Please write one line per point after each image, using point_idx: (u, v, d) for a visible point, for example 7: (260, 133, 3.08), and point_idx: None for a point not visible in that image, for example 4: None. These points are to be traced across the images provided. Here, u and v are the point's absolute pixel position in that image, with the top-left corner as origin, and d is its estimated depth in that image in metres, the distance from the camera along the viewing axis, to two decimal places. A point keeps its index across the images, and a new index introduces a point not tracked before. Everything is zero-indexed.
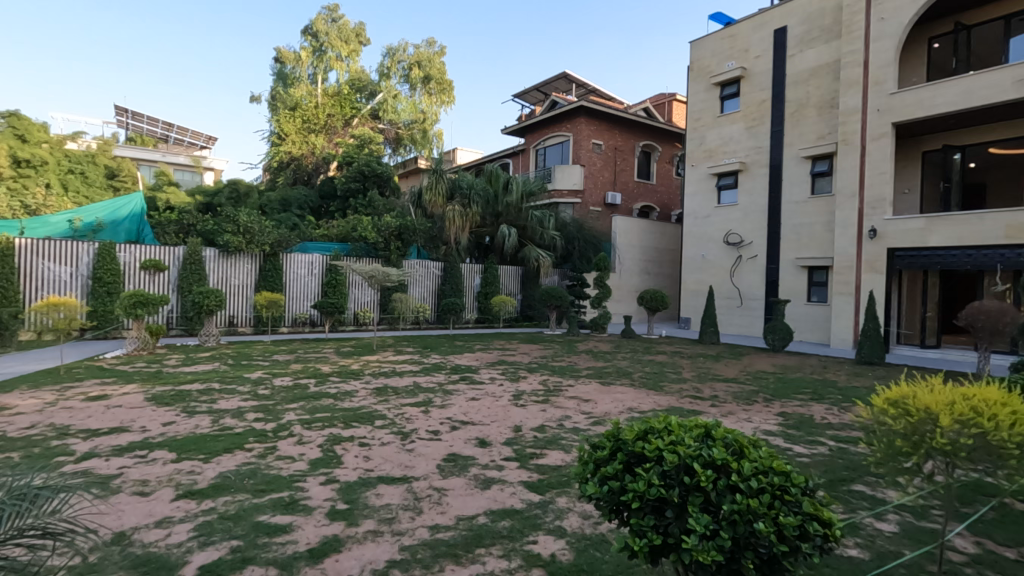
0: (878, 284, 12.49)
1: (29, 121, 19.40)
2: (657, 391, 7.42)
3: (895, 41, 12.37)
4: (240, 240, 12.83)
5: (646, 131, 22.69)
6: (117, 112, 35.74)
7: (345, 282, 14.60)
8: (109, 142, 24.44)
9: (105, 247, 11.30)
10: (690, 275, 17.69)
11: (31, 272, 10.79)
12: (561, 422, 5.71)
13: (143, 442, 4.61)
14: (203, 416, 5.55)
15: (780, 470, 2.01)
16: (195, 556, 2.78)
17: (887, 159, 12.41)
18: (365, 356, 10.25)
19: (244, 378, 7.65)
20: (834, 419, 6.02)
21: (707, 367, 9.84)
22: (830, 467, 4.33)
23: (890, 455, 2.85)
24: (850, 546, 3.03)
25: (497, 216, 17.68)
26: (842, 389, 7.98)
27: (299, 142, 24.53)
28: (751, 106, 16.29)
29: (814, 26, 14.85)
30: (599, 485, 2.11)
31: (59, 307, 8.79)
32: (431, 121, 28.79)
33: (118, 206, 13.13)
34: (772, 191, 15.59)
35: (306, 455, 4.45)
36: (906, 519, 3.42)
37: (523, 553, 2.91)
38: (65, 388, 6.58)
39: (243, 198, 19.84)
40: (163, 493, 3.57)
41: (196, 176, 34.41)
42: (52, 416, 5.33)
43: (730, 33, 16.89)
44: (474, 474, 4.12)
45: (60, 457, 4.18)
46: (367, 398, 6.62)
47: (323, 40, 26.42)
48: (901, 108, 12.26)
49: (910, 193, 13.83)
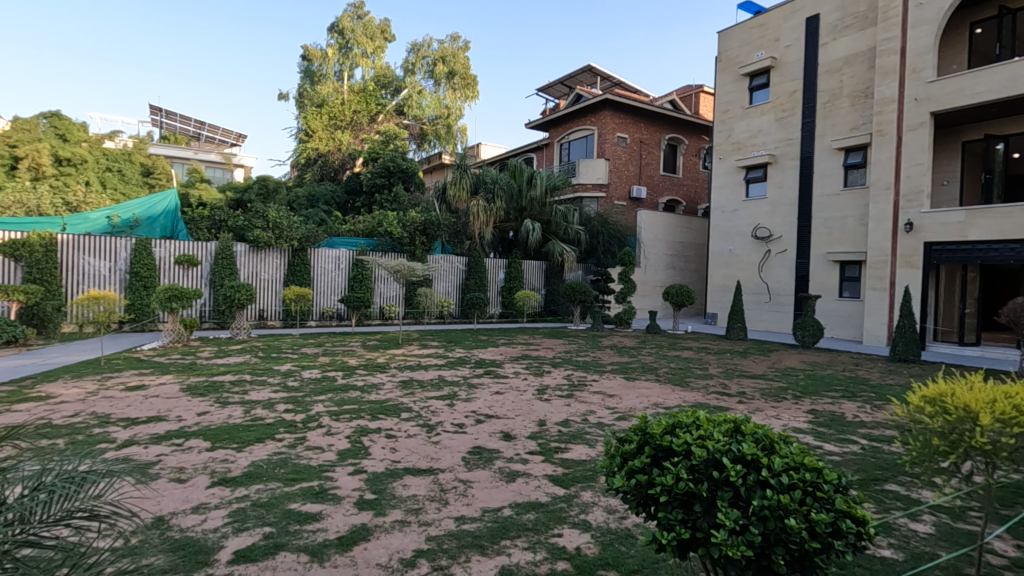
0: (914, 279, 12.10)
1: (69, 121, 20.15)
2: (682, 387, 7.33)
3: (935, 27, 11.92)
4: (270, 235, 13.08)
5: (672, 123, 22.35)
6: (152, 112, 36.95)
7: (371, 276, 14.79)
8: (145, 141, 25.14)
9: (142, 242, 11.68)
10: (717, 269, 17.41)
11: (72, 266, 11.19)
12: (585, 417, 5.69)
13: (179, 431, 4.76)
14: (236, 407, 5.70)
15: (812, 466, 1.96)
16: (230, 541, 2.87)
17: (925, 149, 11.97)
18: (391, 349, 10.40)
19: (274, 370, 7.84)
20: (867, 418, 5.86)
21: (734, 363, 9.71)
22: (863, 466, 4.23)
23: (927, 455, 2.78)
24: (884, 546, 2.96)
25: (522, 211, 17.70)
26: (875, 386, 7.75)
27: (325, 138, 24.73)
28: (781, 97, 15.90)
29: (848, 14, 14.40)
30: (627, 478, 2.10)
31: (99, 299, 9.09)
32: (455, 117, 28.99)
33: (154, 202, 13.48)
34: (803, 183, 15.23)
35: (334, 446, 4.53)
36: (942, 520, 3.32)
37: (549, 546, 2.92)
38: (105, 378, 6.85)
39: (272, 194, 20.44)
40: (198, 480, 3.69)
41: (227, 172, 35.40)
42: (94, 405, 5.55)
43: (761, 22, 16.53)
44: (499, 466, 4.16)
45: (102, 444, 4.36)
46: (393, 391, 6.72)
47: (349, 37, 26.74)
48: (940, 97, 11.81)
49: (949, 185, 13.37)
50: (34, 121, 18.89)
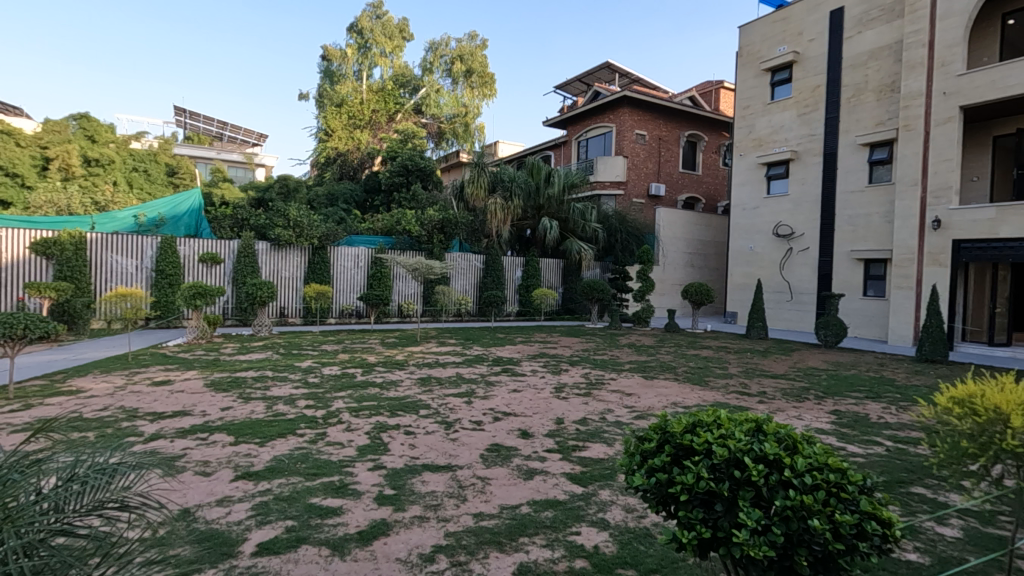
0: (942, 278, 11.81)
1: (97, 122, 20.70)
2: (701, 387, 7.26)
3: (964, 18, 11.60)
4: (291, 233, 13.28)
5: (692, 120, 22.11)
6: (176, 112, 37.69)
7: (390, 275, 14.90)
8: (169, 141, 25.64)
9: (167, 240, 11.96)
10: (737, 267, 17.21)
11: (101, 264, 11.48)
12: (603, 415, 5.67)
13: (203, 426, 4.87)
14: (258, 402, 5.81)
15: (836, 467, 1.94)
16: (254, 533, 2.92)
17: (953, 144, 11.65)
18: (409, 347, 10.48)
19: (295, 367, 7.96)
20: (892, 419, 5.75)
21: (754, 362, 9.58)
22: (888, 468, 4.15)
23: (956, 457, 2.71)
24: (910, 550, 2.90)
25: (539, 208, 17.69)
26: (901, 387, 7.59)
27: (345, 137, 24.93)
28: (804, 92, 15.62)
29: (874, 6, 14.08)
30: (647, 476, 2.09)
31: (126, 297, 9.30)
32: (473, 115, 29.10)
33: (178, 202, 13.75)
34: (827, 180, 14.94)
35: (354, 442, 4.59)
36: (971, 524, 3.25)
37: (566, 543, 2.93)
38: (131, 373, 7.03)
39: (293, 193, 20.75)
40: (222, 473, 3.76)
41: (248, 172, 35.99)
42: (122, 399, 5.71)
43: (783, 16, 16.24)
44: (517, 464, 4.16)
45: (130, 437, 4.47)
46: (411, 389, 6.76)
47: (368, 37, 26.96)
48: (969, 90, 11.49)
49: (979, 181, 13.03)
50: (64, 122, 19.47)
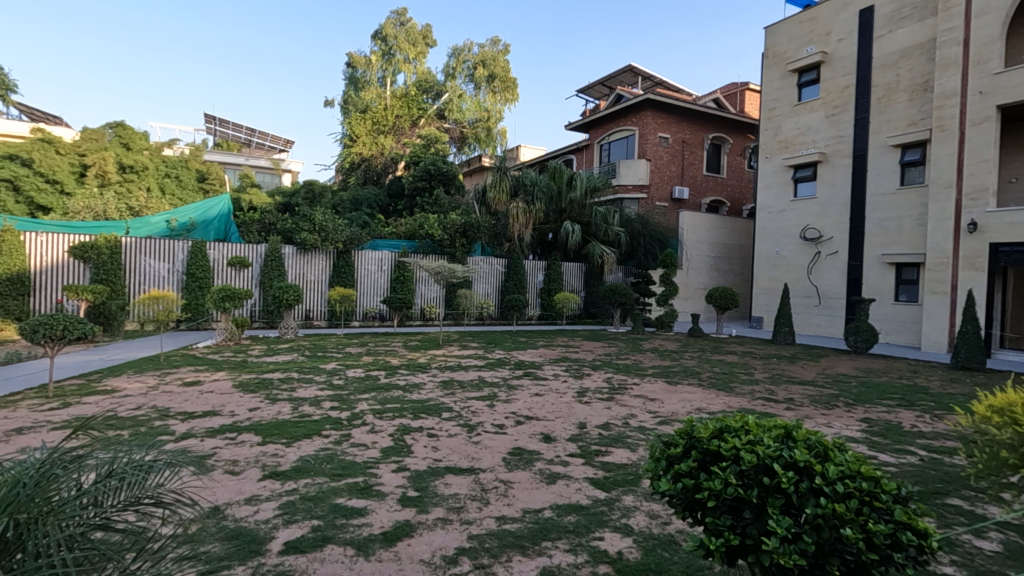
0: (978, 283, 11.44)
1: (132, 130, 21.48)
2: (726, 392, 7.15)
3: (1002, 15, 11.27)
4: (316, 238, 13.52)
5: (716, 123, 21.86)
6: (206, 120, 38.66)
7: (412, 278, 15.04)
8: (200, 148, 26.29)
9: (197, 244, 12.27)
10: (764, 272, 16.91)
11: (134, 267, 11.82)
12: (626, 421, 5.63)
13: (232, 426, 4.96)
14: (285, 403, 5.92)
15: (869, 475, 1.89)
16: (281, 532, 2.98)
17: (990, 144, 11.30)
18: (431, 350, 10.55)
19: (320, 368, 8.06)
20: (926, 428, 5.58)
21: (781, 368, 9.40)
22: (922, 478, 4.02)
23: (994, 468, 2.62)
24: (945, 563, 2.80)
25: (561, 212, 17.70)
26: (935, 395, 7.37)
27: (369, 143, 25.28)
28: (832, 92, 15.32)
29: (906, 4, 13.74)
30: (673, 481, 2.08)
31: (158, 299, 9.51)
32: (495, 119, 29.20)
33: (208, 207, 14.08)
34: (856, 182, 14.61)
35: (378, 443, 4.64)
36: (1011, 538, 3.12)
37: (589, 548, 2.90)
38: (164, 373, 7.23)
39: (318, 198, 21.01)
40: (250, 472, 3.84)
41: (275, 177, 36.72)
42: (153, 399, 5.85)
43: (811, 16, 15.96)
44: (539, 468, 4.16)
45: (162, 436, 4.60)
46: (434, 391, 6.81)
47: (392, 43, 27.32)
48: (1007, 88, 11.13)
49: (1018, 182, 12.62)
50: (101, 131, 20.11)
